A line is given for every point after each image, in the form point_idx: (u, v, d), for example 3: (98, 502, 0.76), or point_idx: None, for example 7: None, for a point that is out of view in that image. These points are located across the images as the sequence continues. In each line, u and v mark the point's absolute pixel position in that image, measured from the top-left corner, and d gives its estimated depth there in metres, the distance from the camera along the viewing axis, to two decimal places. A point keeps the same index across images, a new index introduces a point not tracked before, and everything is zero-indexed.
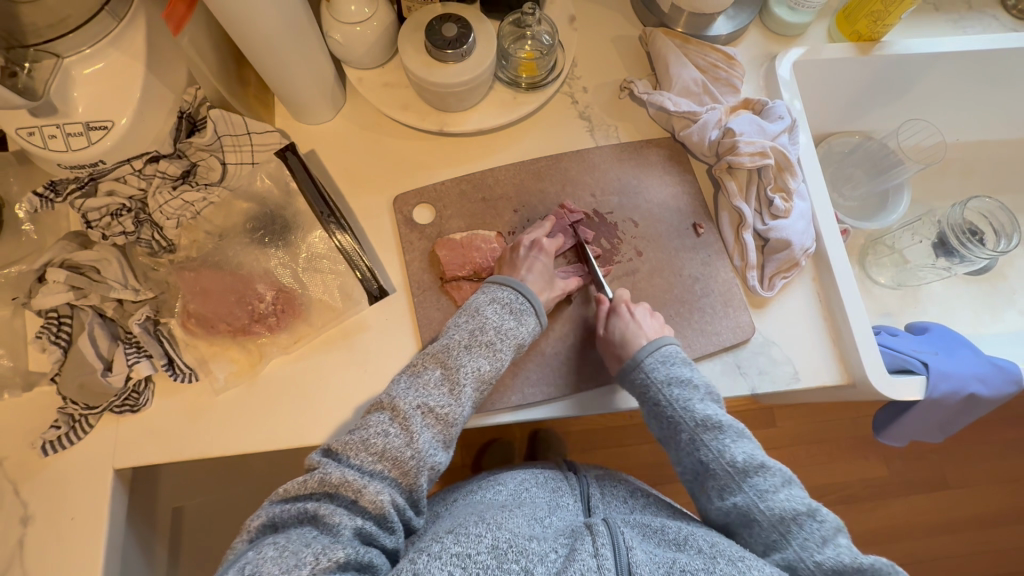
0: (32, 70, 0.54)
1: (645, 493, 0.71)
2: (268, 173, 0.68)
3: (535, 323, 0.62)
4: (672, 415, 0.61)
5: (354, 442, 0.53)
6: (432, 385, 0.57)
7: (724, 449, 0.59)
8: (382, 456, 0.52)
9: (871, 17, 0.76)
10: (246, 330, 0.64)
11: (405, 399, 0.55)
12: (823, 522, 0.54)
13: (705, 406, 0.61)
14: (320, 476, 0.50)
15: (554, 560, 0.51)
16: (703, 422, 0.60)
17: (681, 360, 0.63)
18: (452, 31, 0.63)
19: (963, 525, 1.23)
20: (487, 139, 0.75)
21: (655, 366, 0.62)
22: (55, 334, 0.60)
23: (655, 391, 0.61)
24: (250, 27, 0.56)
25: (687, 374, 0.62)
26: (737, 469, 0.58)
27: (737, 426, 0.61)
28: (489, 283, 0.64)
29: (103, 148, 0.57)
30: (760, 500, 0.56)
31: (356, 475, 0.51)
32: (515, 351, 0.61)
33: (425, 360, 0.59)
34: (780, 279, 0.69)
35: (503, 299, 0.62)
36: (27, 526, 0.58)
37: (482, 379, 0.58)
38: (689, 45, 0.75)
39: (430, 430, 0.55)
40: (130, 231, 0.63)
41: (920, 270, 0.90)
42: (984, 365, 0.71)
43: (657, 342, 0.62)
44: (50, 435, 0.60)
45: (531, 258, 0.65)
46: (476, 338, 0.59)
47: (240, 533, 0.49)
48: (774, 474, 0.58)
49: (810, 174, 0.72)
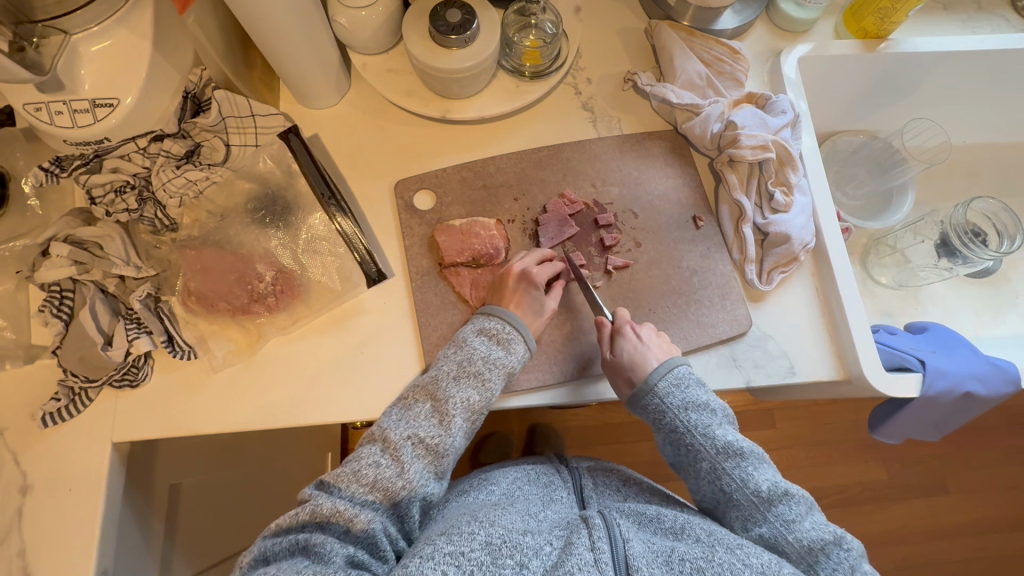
0: (40, 46, 0.55)
1: (638, 480, 0.72)
2: (271, 154, 0.69)
3: (525, 350, 0.62)
4: (692, 443, 0.59)
5: (346, 473, 0.54)
6: (422, 417, 0.58)
7: (748, 478, 0.57)
8: (373, 486, 0.53)
9: (878, 14, 0.76)
10: (245, 310, 0.64)
11: (396, 431, 0.56)
12: (850, 550, 0.54)
13: (725, 432, 0.59)
14: (311, 508, 0.51)
15: (549, 554, 0.52)
16: (725, 450, 0.58)
17: (696, 381, 0.62)
18: (456, 17, 0.63)
19: (961, 532, 1.22)
20: (490, 127, 0.75)
21: (669, 390, 0.60)
22: (58, 308, 0.60)
23: (671, 417, 0.60)
24: (256, 9, 0.56)
25: (704, 397, 0.60)
26: (762, 499, 0.56)
27: (757, 451, 0.59)
28: (480, 313, 0.64)
29: (109, 125, 0.57)
30: (788, 531, 0.55)
31: (347, 505, 0.52)
32: (505, 380, 0.61)
33: (415, 393, 0.59)
34: (779, 273, 0.68)
35: (491, 330, 0.62)
36: (25, 496, 0.59)
37: (472, 409, 0.59)
38: (695, 39, 0.75)
39: (420, 460, 0.55)
40: (133, 208, 0.64)
41: (921, 270, 0.90)
42: (983, 363, 0.70)
43: (669, 364, 0.61)
44: (50, 407, 0.60)
45: (520, 292, 0.64)
46: (465, 368, 0.59)
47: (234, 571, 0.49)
48: (798, 502, 0.56)
49: (812, 169, 0.72)
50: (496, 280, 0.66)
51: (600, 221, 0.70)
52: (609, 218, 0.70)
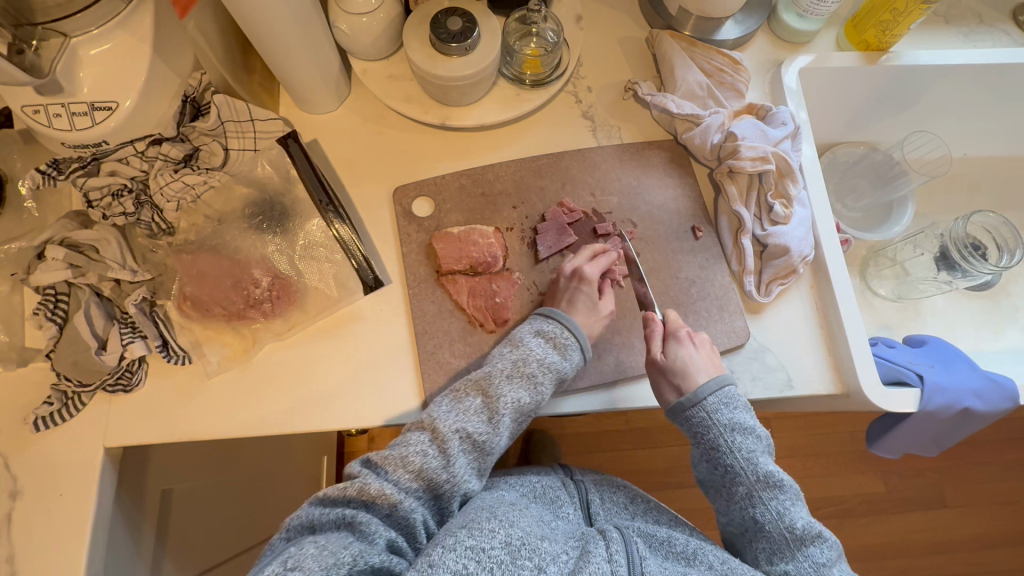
0: (39, 48, 0.55)
1: (646, 499, 0.72)
2: (269, 160, 0.69)
3: (579, 358, 0.63)
4: (731, 464, 0.58)
5: (394, 457, 0.53)
6: (472, 412, 0.57)
7: (784, 512, 0.56)
8: (419, 474, 0.53)
9: (879, 27, 0.76)
10: (240, 315, 0.64)
11: (446, 422, 0.56)
12: None
13: (767, 462, 0.59)
14: (360, 485, 0.51)
15: (566, 561, 0.51)
16: (765, 479, 0.57)
17: (745, 407, 0.61)
18: (457, 25, 0.63)
19: (957, 545, 1.22)
20: (489, 135, 0.75)
21: (718, 409, 0.59)
22: (52, 311, 0.60)
23: (717, 435, 0.59)
24: (255, 15, 0.57)
25: (751, 422, 0.59)
26: (795, 536, 0.55)
27: (795, 488, 0.58)
28: (535, 314, 0.65)
29: (107, 129, 0.57)
30: (816, 574, 0.54)
31: (393, 489, 0.52)
32: (554, 383, 0.61)
33: (466, 386, 0.59)
34: (777, 286, 0.68)
35: (549, 332, 0.62)
36: (16, 501, 0.59)
37: (518, 408, 0.59)
38: (696, 49, 0.75)
39: (466, 455, 0.56)
40: (130, 212, 0.64)
41: (920, 283, 0.89)
42: (981, 380, 0.70)
43: (719, 380, 0.60)
44: (42, 411, 0.60)
45: (571, 290, 0.64)
46: (518, 368, 0.59)
47: (280, 530, 0.49)
48: (829, 547, 0.55)
49: (812, 181, 0.72)
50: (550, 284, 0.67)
51: (599, 230, 0.70)
52: (608, 227, 0.70)
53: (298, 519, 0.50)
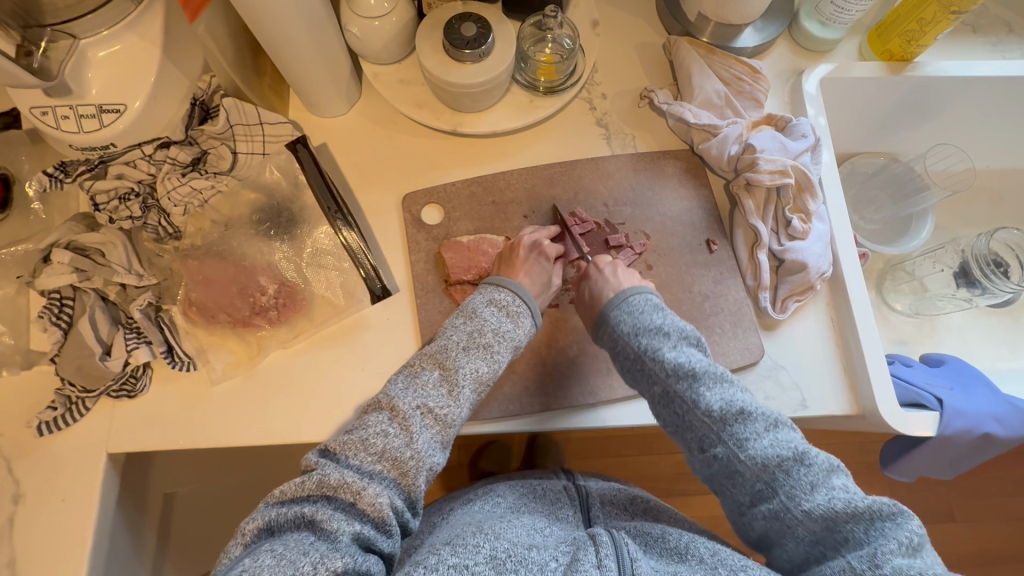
0: (47, 50, 0.54)
1: (644, 498, 0.70)
2: (278, 165, 0.67)
3: (531, 325, 0.60)
4: (643, 367, 0.57)
5: (353, 441, 0.50)
6: (430, 385, 0.54)
7: (699, 398, 0.54)
8: (382, 456, 0.49)
9: (905, 38, 0.74)
10: (246, 322, 0.63)
11: (404, 399, 0.53)
12: (813, 467, 0.49)
13: (677, 353, 0.56)
14: (318, 477, 0.47)
15: (555, 569, 0.50)
16: (676, 372, 0.55)
17: (653, 308, 0.60)
18: (471, 31, 0.61)
19: (967, 561, 1.20)
20: (501, 141, 0.73)
21: (622, 318, 0.59)
22: (57, 315, 0.59)
23: (625, 344, 0.58)
24: (267, 18, 0.56)
25: (658, 321, 0.58)
26: (714, 418, 0.53)
27: (715, 370, 0.56)
28: (488, 284, 0.62)
29: (115, 131, 0.56)
30: (741, 450, 0.51)
31: (355, 477, 0.47)
32: (513, 353, 0.59)
33: (422, 361, 0.56)
34: (793, 302, 0.67)
35: (500, 301, 0.60)
36: (17, 505, 0.58)
37: (480, 381, 0.56)
38: (714, 56, 0.73)
39: (428, 430, 0.52)
40: (137, 216, 0.63)
41: (939, 299, 0.87)
42: (1002, 405, 0.68)
43: (624, 293, 0.60)
44: (46, 416, 0.60)
45: (531, 262, 0.64)
46: (474, 340, 0.57)
47: (235, 537, 0.45)
48: (755, 420, 0.52)
49: (832, 196, 0.70)
50: (502, 253, 0.65)
51: (611, 242, 0.68)
52: (621, 237, 0.68)
53: (256, 524, 0.45)
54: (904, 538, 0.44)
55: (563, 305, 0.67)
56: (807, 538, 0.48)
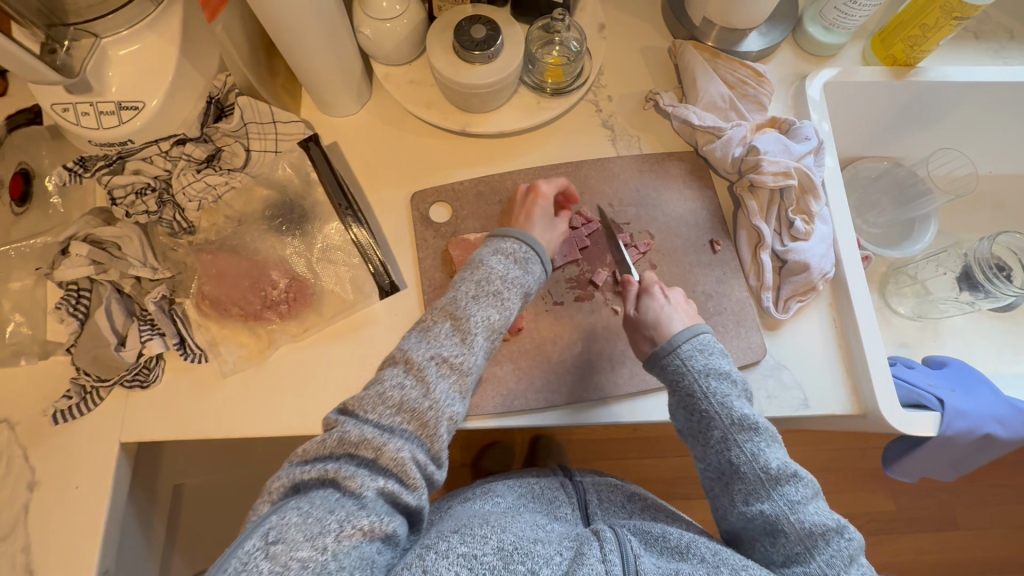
0: (71, 49, 0.56)
1: (642, 497, 0.71)
2: (290, 162, 0.69)
3: (541, 271, 0.61)
4: (707, 410, 0.56)
5: (371, 397, 0.50)
6: (443, 336, 0.54)
7: (759, 453, 0.55)
8: (400, 407, 0.49)
9: (907, 43, 0.75)
10: (257, 316, 0.65)
11: (418, 352, 0.53)
12: (850, 541, 0.52)
13: (742, 405, 0.57)
14: (339, 435, 0.47)
15: (560, 563, 0.51)
16: (740, 422, 0.56)
17: (720, 353, 0.60)
18: (480, 33, 0.63)
19: (969, 568, 1.19)
20: (508, 142, 0.75)
21: (693, 356, 0.58)
22: (74, 306, 0.61)
23: (690, 381, 0.57)
24: (282, 19, 0.57)
25: (726, 368, 0.58)
26: (769, 475, 0.54)
27: (771, 429, 0.57)
28: (493, 236, 0.62)
29: (133, 127, 0.58)
30: (790, 511, 0.52)
31: (375, 432, 0.48)
32: (522, 299, 0.59)
33: (433, 315, 0.56)
34: (796, 302, 0.67)
35: (507, 250, 0.60)
36: (32, 492, 0.60)
37: (492, 328, 0.57)
38: (719, 60, 0.74)
39: (445, 379, 0.52)
40: (153, 210, 0.65)
41: (942, 302, 0.88)
42: (1003, 406, 0.69)
43: (695, 329, 0.60)
44: (62, 404, 0.61)
45: (529, 205, 0.65)
46: (483, 289, 0.57)
47: (262, 496, 0.46)
48: (805, 485, 0.54)
49: (834, 198, 0.71)
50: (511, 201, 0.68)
51: (616, 240, 0.69)
52: (626, 237, 0.70)
53: (281, 483, 0.46)
54: None
55: (569, 302, 0.68)
56: None
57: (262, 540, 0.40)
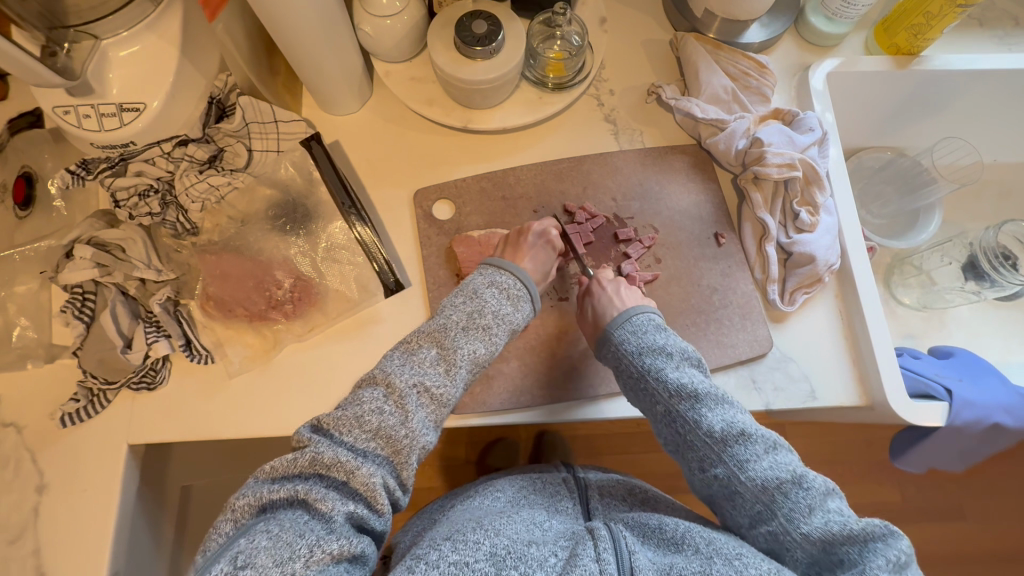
0: (71, 50, 0.56)
1: (643, 489, 0.71)
2: (292, 161, 0.69)
3: (530, 310, 0.61)
4: (647, 387, 0.58)
5: (346, 418, 0.49)
6: (427, 363, 0.55)
7: (702, 419, 0.55)
8: (376, 434, 0.49)
9: (911, 32, 0.74)
10: (263, 316, 0.65)
11: (401, 377, 0.53)
12: (811, 490, 0.51)
13: (680, 373, 0.57)
14: (311, 454, 0.47)
15: (554, 564, 0.51)
16: (679, 392, 0.56)
17: (655, 328, 0.60)
18: (482, 28, 0.62)
19: (977, 559, 1.19)
20: (510, 138, 0.74)
21: (626, 337, 0.60)
22: (80, 309, 0.61)
23: (628, 363, 0.59)
24: (283, 18, 0.57)
25: (661, 341, 0.59)
26: (715, 439, 0.54)
27: (715, 391, 0.57)
28: (487, 264, 0.62)
29: (134, 129, 0.58)
30: (741, 470, 0.53)
31: (349, 456, 0.48)
32: (509, 336, 0.59)
33: (420, 339, 0.57)
34: (802, 294, 0.67)
35: (502, 284, 0.60)
36: (41, 495, 0.60)
37: (477, 362, 0.57)
38: (721, 51, 0.74)
39: (424, 409, 0.52)
40: (156, 212, 0.65)
41: (947, 293, 0.87)
42: (1009, 394, 0.69)
43: (626, 313, 0.61)
44: (69, 408, 0.61)
45: (537, 247, 0.65)
46: (474, 320, 0.58)
47: (224, 514, 0.45)
48: (755, 442, 0.53)
49: (839, 190, 0.70)
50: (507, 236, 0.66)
51: (620, 236, 0.69)
52: (630, 232, 0.69)
53: (246, 501, 0.45)
54: (892, 557, 0.46)
55: (573, 298, 0.68)
56: (804, 559, 0.50)
57: (231, 564, 0.40)
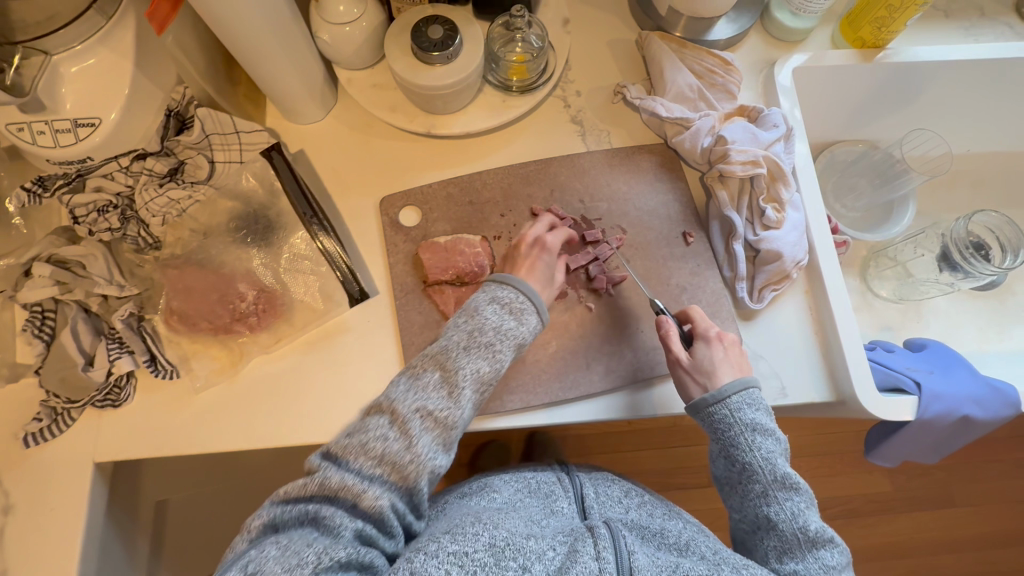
0: (20, 67, 0.55)
1: (640, 493, 0.71)
2: (254, 172, 0.68)
3: (538, 321, 0.59)
4: (750, 463, 0.56)
5: (353, 445, 0.50)
6: (431, 387, 0.54)
7: (799, 513, 0.55)
8: (381, 460, 0.49)
9: (874, 25, 0.74)
10: (227, 329, 0.64)
11: (404, 402, 0.52)
12: None
13: (785, 462, 0.57)
14: (320, 479, 0.48)
15: (553, 558, 0.50)
16: (782, 479, 0.56)
17: (766, 408, 0.59)
18: (437, 33, 0.62)
19: (966, 545, 1.20)
20: (476, 142, 0.74)
21: (741, 407, 0.57)
22: (39, 328, 0.61)
23: (736, 432, 0.57)
24: (234, 30, 0.56)
25: (771, 423, 0.58)
26: (807, 537, 0.54)
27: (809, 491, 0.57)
28: (489, 281, 0.61)
29: (90, 144, 0.57)
30: None
31: (355, 480, 0.48)
32: (516, 351, 0.57)
33: (424, 362, 0.55)
34: (770, 291, 0.67)
35: (504, 299, 0.59)
36: (8, 516, 0.59)
37: (482, 380, 0.55)
38: (685, 50, 0.74)
39: (429, 433, 0.52)
40: (116, 227, 0.64)
41: (923, 284, 0.87)
42: (980, 386, 0.68)
43: (745, 381, 0.58)
44: (32, 427, 0.60)
45: (533, 257, 0.63)
46: (474, 339, 0.56)
47: (241, 533, 0.47)
48: (839, 551, 0.54)
49: (805, 185, 0.70)
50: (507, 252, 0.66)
51: (588, 237, 0.69)
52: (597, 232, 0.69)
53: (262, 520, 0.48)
54: None
55: None
56: None
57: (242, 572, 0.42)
